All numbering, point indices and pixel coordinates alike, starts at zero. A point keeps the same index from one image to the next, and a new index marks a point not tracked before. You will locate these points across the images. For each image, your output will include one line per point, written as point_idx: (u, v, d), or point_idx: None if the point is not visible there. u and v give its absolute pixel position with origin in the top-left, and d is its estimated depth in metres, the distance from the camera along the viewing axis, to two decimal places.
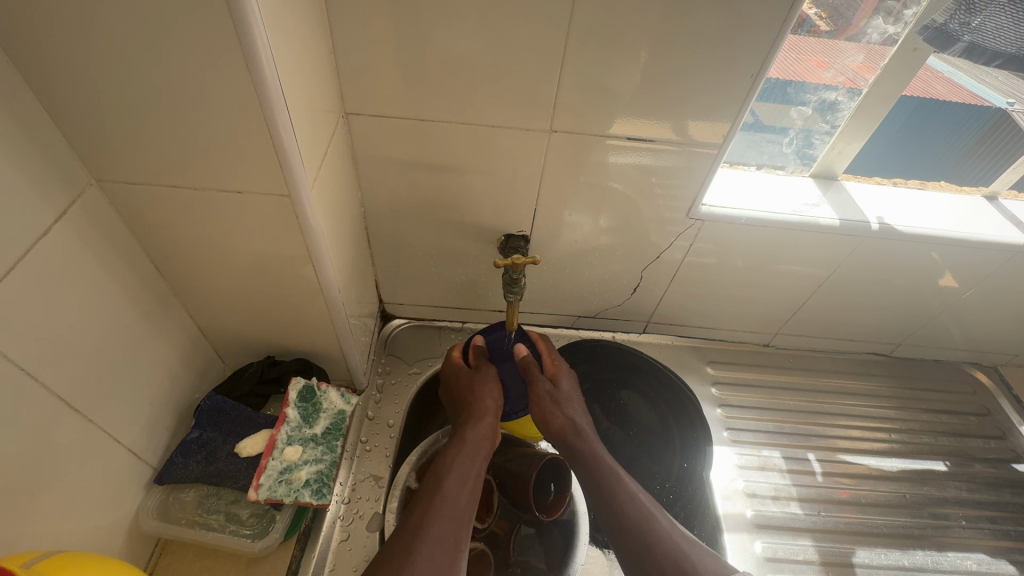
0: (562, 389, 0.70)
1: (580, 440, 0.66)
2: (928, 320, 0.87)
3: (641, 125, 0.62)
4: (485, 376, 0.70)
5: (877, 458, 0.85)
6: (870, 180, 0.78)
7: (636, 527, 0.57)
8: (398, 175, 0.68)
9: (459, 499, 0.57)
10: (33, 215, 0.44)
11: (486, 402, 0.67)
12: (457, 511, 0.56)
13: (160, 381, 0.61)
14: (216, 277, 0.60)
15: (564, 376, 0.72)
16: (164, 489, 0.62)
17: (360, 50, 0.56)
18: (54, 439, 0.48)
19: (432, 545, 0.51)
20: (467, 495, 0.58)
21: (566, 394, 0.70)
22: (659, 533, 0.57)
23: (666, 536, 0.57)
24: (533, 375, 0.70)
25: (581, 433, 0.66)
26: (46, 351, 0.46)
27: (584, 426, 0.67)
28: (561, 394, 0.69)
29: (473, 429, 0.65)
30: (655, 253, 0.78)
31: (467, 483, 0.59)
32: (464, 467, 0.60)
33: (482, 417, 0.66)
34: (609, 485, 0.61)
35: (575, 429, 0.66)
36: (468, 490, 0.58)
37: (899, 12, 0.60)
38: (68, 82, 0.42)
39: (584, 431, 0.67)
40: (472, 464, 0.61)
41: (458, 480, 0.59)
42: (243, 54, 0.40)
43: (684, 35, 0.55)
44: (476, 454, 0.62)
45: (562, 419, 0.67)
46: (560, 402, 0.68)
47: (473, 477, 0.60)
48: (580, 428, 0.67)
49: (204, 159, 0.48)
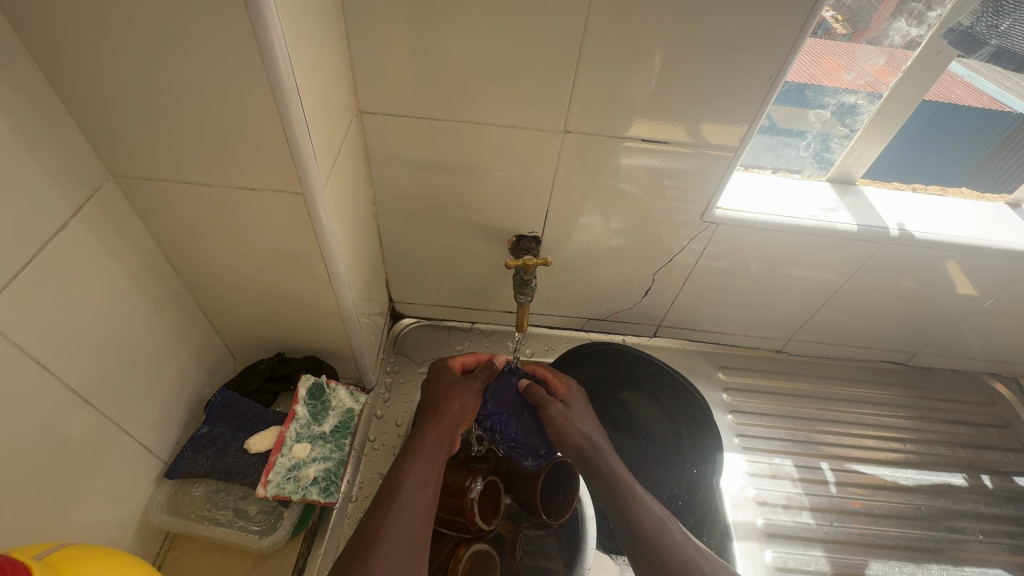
0: (575, 408, 0.67)
1: (597, 454, 0.62)
2: (946, 328, 0.85)
3: (656, 127, 0.62)
4: (462, 384, 0.67)
5: (892, 469, 0.83)
6: (889, 185, 0.76)
7: (648, 540, 0.54)
8: (412, 175, 0.68)
9: (420, 503, 0.54)
10: (49, 210, 0.44)
11: (453, 406, 0.64)
12: (417, 515, 0.53)
13: (172, 375, 0.62)
14: (229, 273, 0.60)
15: (575, 399, 0.69)
16: (174, 483, 0.62)
17: (375, 49, 0.56)
18: (67, 431, 0.48)
19: (391, 552, 0.49)
20: (428, 500, 0.54)
21: (579, 412, 0.67)
22: (673, 546, 0.54)
23: (680, 549, 0.54)
24: (544, 399, 0.67)
25: (597, 448, 0.62)
26: (63, 344, 0.47)
27: (600, 438, 0.64)
28: (573, 412, 0.66)
29: (428, 426, 0.62)
30: (667, 256, 0.77)
31: (427, 486, 0.55)
32: (423, 468, 0.57)
33: (446, 419, 0.62)
34: (623, 496, 0.57)
35: (593, 443, 0.63)
36: (428, 493, 0.55)
37: (921, 13, 0.59)
38: (85, 78, 0.42)
39: (600, 446, 0.63)
40: (432, 465, 0.58)
41: (418, 482, 0.55)
42: (260, 53, 0.40)
43: (701, 38, 0.54)
44: (434, 455, 0.59)
45: (578, 435, 0.63)
46: (573, 419, 0.65)
47: (433, 478, 0.56)
48: (595, 444, 0.63)
49: (218, 156, 0.48)
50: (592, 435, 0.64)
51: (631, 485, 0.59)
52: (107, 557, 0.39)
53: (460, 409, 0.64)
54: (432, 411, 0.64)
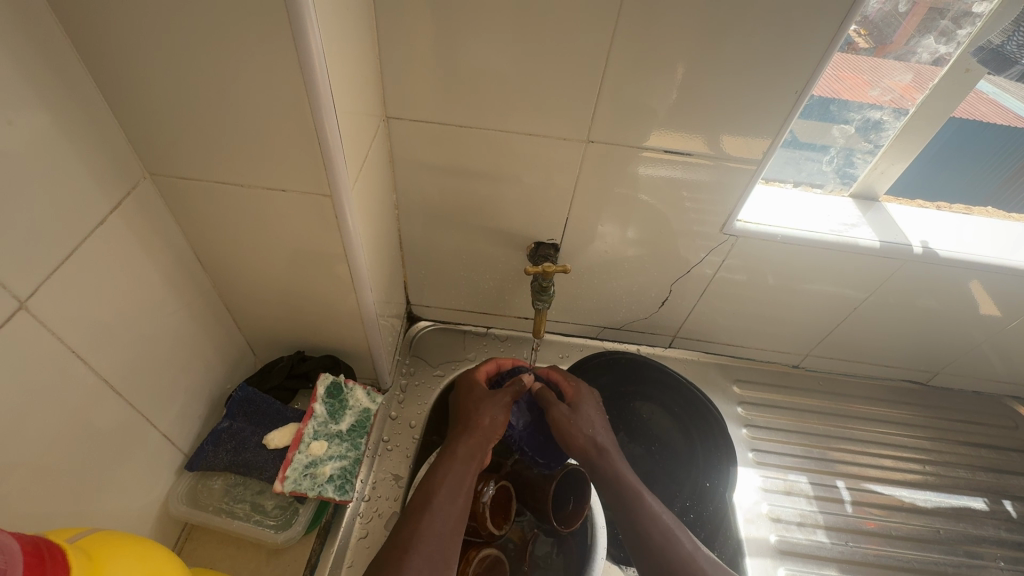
0: (582, 410, 0.67)
1: (603, 459, 0.62)
2: (968, 349, 0.84)
3: (677, 139, 0.62)
4: (491, 399, 0.67)
5: (910, 490, 0.81)
6: (912, 203, 0.76)
7: (656, 545, 0.54)
8: (435, 180, 0.69)
9: (450, 516, 0.54)
10: (90, 205, 0.46)
11: (483, 420, 0.64)
12: (447, 528, 0.53)
13: (196, 369, 0.63)
14: (254, 271, 0.62)
15: (584, 401, 0.69)
16: (193, 475, 0.63)
17: (406, 55, 0.57)
18: (96, 418, 0.49)
19: (420, 562, 0.50)
20: (456, 512, 0.55)
21: (587, 415, 0.67)
22: (682, 551, 0.53)
23: (689, 559, 0.53)
24: (550, 401, 0.68)
25: (603, 452, 0.63)
26: (96, 334, 0.48)
27: (608, 443, 0.64)
28: (583, 414, 0.67)
29: (461, 439, 0.62)
30: (685, 267, 0.77)
31: (458, 499, 0.56)
32: (454, 481, 0.57)
33: (477, 434, 0.63)
34: (634, 503, 0.57)
35: (599, 447, 0.63)
36: (459, 506, 0.56)
37: (952, 32, 0.58)
38: (130, 78, 0.44)
39: (607, 450, 0.63)
40: (464, 478, 0.58)
41: (449, 495, 0.56)
42: (298, 55, 0.41)
43: (726, 50, 0.54)
44: (466, 469, 0.59)
45: (584, 437, 0.64)
46: (581, 421, 0.66)
47: (465, 492, 0.57)
48: (601, 447, 0.63)
49: (251, 157, 0.49)
50: (600, 440, 0.64)
51: (638, 491, 0.58)
52: (133, 541, 0.40)
53: (491, 423, 0.64)
54: (461, 425, 0.65)
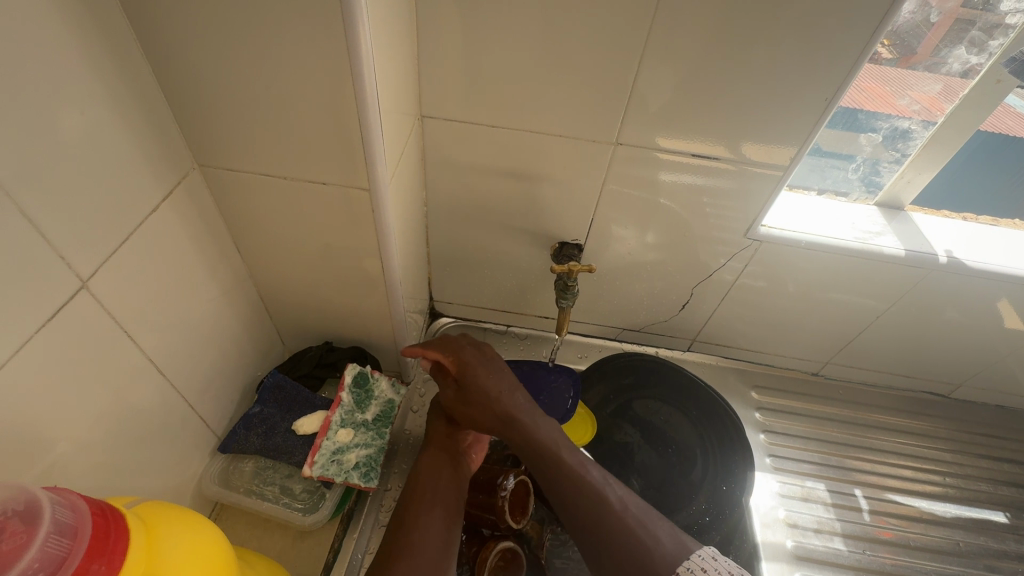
0: (473, 380, 0.63)
1: (517, 424, 0.60)
2: (993, 361, 0.83)
3: (705, 144, 0.63)
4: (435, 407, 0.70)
5: (930, 501, 0.81)
6: (937, 213, 0.75)
7: (582, 513, 0.53)
8: (465, 178, 0.71)
9: (431, 525, 0.55)
10: (145, 193, 0.48)
11: (436, 428, 0.66)
12: (431, 537, 0.54)
13: (231, 355, 0.65)
14: (289, 262, 0.64)
15: (478, 368, 0.64)
16: (225, 457, 0.65)
17: (443, 56, 0.59)
18: (140, 396, 0.52)
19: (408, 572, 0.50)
20: (439, 520, 0.56)
21: (488, 380, 0.63)
22: (610, 510, 0.52)
23: (616, 517, 0.52)
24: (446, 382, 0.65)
25: (511, 422, 0.60)
26: (145, 316, 0.50)
27: (522, 405, 0.61)
28: (485, 382, 0.62)
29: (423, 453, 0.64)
30: (707, 271, 0.77)
31: (433, 507, 0.57)
32: (424, 492, 0.59)
33: (437, 441, 0.65)
34: (563, 470, 0.56)
35: (514, 410, 0.60)
36: (437, 514, 0.57)
37: (984, 42, 0.59)
38: (188, 73, 0.46)
39: (514, 417, 0.60)
40: (436, 486, 0.59)
41: (423, 509, 0.57)
42: (347, 51, 0.43)
43: (759, 57, 0.55)
44: (435, 477, 0.60)
45: (488, 409, 0.61)
46: (479, 392, 0.62)
47: (440, 498, 0.58)
48: (508, 416, 0.60)
49: (294, 150, 0.51)
50: (505, 408, 0.60)
51: (564, 459, 0.57)
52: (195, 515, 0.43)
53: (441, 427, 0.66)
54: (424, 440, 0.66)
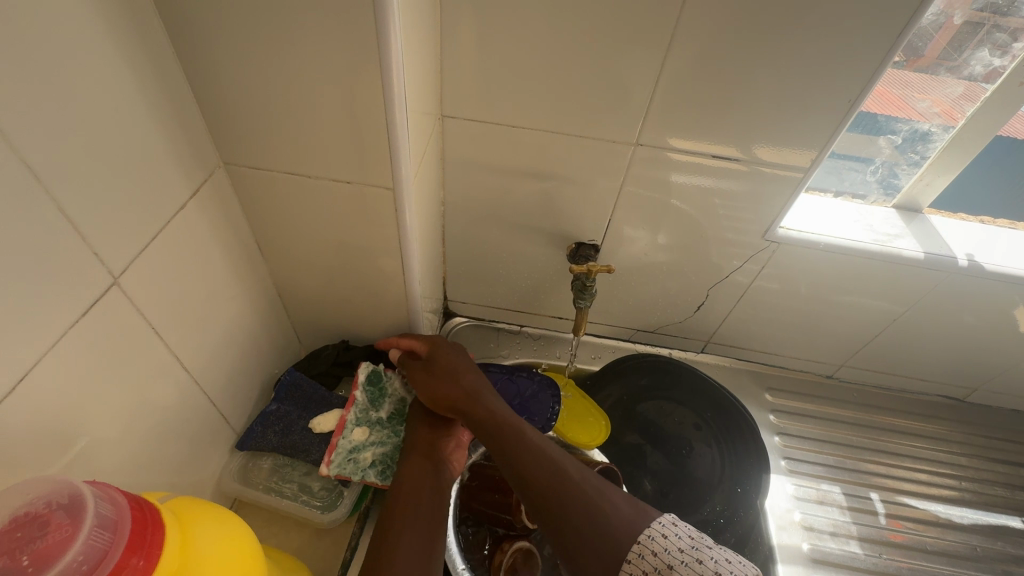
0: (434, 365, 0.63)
1: (476, 401, 0.58)
2: (1011, 365, 0.83)
3: (725, 146, 0.63)
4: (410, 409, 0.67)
5: (946, 506, 0.80)
6: (955, 216, 0.75)
7: (538, 482, 0.49)
8: (483, 178, 0.71)
9: (411, 528, 0.51)
10: (173, 191, 0.48)
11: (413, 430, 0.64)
12: (414, 540, 0.50)
13: (250, 353, 0.66)
14: (309, 261, 0.64)
15: (441, 354, 0.64)
16: (244, 454, 0.66)
17: (465, 57, 0.59)
18: (165, 393, 0.52)
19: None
20: (423, 523, 0.52)
21: (448, 364, 0.62)
22: (568, 479, 0.49)
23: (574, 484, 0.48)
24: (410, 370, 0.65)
25: (476, 398, 0.58)
26: (171, 313, 0.51)
27: (482, 385, 0.60)
28: (448, 366, 0.62)
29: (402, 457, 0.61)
30: (723, 273, 0.77)
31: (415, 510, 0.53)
32: (402, 493, 0.55)
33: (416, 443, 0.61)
34: (521, 442, 0.53)
35: (474, 390, 0.59)
36: (419, 516, 0.52)
37: (1006, 44, 0.58)
38: (216, 71, 0.46)
39: (479, 393, 0.59)
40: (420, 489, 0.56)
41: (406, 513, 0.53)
42: (376, 51, 0.43)
43: (783, 59, 0.55)
44: (415, 479, 0.57)
45: (449, 389, 0.60)
46: (441, 376, 0.61)
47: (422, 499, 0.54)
48: (473, 393, 0.59)
49: (319, 149, 0.51)
50: (471, 384, 0.60)
51: (522, 433, 0.54)
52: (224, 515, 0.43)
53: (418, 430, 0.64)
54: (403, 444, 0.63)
